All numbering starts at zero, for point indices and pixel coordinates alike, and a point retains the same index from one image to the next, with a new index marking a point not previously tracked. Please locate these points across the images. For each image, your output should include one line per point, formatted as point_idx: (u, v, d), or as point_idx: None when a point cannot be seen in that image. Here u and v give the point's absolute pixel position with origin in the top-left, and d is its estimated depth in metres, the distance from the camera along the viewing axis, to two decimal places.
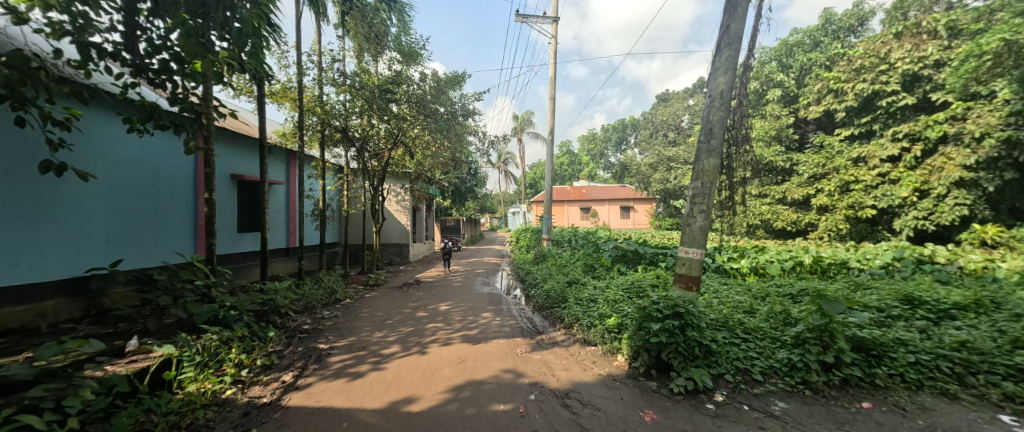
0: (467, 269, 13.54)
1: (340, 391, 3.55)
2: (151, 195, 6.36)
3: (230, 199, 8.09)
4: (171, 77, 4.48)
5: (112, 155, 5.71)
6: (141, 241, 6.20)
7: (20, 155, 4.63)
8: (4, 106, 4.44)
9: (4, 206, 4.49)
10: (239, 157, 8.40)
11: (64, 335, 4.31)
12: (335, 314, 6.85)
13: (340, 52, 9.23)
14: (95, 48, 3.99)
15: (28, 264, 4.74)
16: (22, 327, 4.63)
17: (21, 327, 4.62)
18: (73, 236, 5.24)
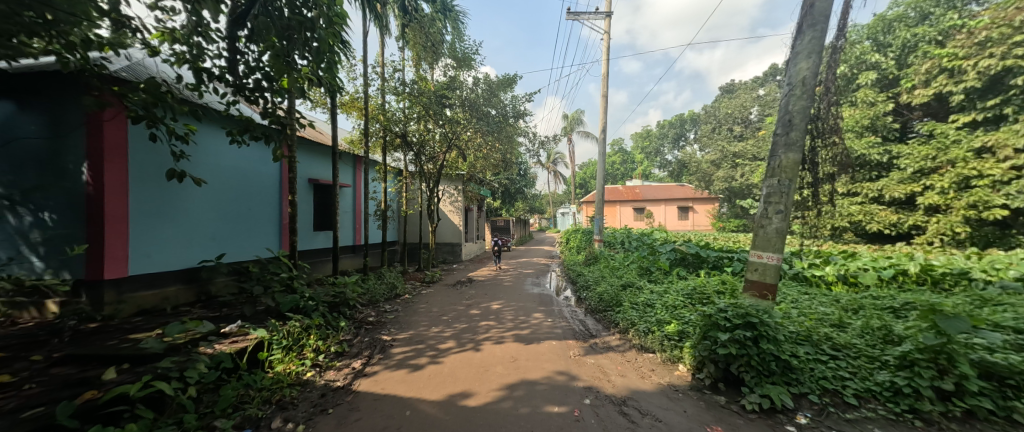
0: (518, 269, 13.67)
1: (403, 381, 3.78)
2: (246, 198, 7.29)
3: (307, 201, 8.97)
4: (263, 94, 5.11)
5: (217, 163, 6.65)
6: (239, 238, 7.13)
7: (151, 164, 5.57)
8: (141, 125, 5.38)
9: (140, 207, 5.43)
10: (314, 163, 9.28)
11: (183, 316, 5.11)
12: (396, 308, 7.30)
13: (400, 62, 9.83)
14: (207, 72, 4.68)
15: (157, 256, 5.68)
16: (153, 308, 5.58)
17: (152, 307, 5.56)
18: (188, 233, 6.17)
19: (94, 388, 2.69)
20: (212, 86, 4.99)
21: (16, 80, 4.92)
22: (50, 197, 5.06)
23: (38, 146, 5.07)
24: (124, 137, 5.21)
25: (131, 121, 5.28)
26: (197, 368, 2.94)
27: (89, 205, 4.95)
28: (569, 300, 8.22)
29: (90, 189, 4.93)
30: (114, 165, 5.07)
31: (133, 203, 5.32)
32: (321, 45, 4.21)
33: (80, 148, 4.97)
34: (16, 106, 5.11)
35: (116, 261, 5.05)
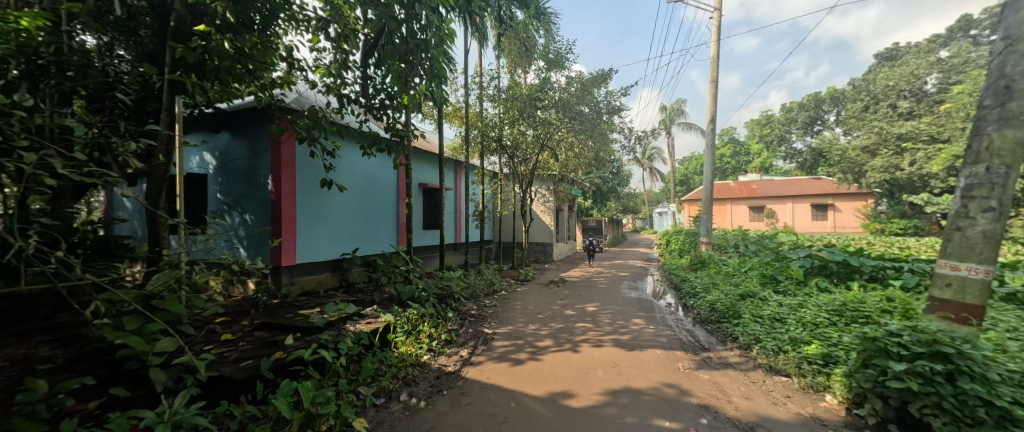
0: (613, 271, 13.10)
1: (507, 373, 3.97)
2: (374, 201, 8.55)
3: (417, 203, 10.04)
4: (387, 111, 5.92)
5: (354, 172, 7.98)
6: (369, 236, 8.41)
7: (309, 175, 6.97)
8: (304, 144, 6.79)
9: (303, 209, 6.85)
10: (422, 169, 10.33)
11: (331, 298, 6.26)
12: (494, 304, 7.69)
13: (497, 70, 10.34)
14: (347, 97, 5.64)
15: (314, 249, 7.09)
16: (311, 290, 6.94)
17: (310, 290, 6.93)
18: (333, 230, 7.51)
19: (279, 351, 3.47)
20: (350, 109, 5.98)
21: (231, 116, 6.66)
22: (249, 202, 6.72)
23: (244, 164, 6.78)
24: (293, 154, 6.63)
25: (297, 142, 6.68)
26: (345, 342, 3.55)
27: (272, 208, 6.44)
28: (673, 307, 7.53)
29: (273, 195, 6.42)
30: (286, 177, 6.50)
31: (298, 206, 6.73)
32: (432, 63, 4.69)
33: (266, 164, 6.50)
34: (230, 135, 6.90)
35: (288, 252, 6.45)
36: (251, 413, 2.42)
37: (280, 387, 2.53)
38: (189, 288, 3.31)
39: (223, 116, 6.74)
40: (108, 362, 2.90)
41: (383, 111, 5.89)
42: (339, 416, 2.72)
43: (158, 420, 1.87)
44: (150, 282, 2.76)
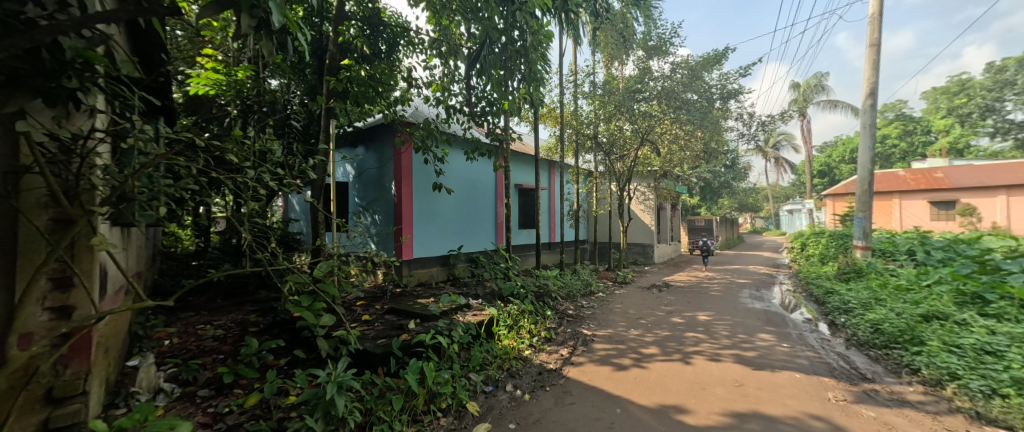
0: (729, 278, 11.49)
1: (611, 378, 3.84)
2: (474, 201, 9.14)
3: (514, 203, 10.37)
4: (488, 117, 6.25)
5: (459, 176, 8.70)
6: (472, 234, 9.07)
7: (422, 179, 7.84)
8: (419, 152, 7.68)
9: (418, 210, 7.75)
10: (519, 170, 10.63)
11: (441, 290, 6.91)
12: (592, 305, 7.48)
13: (592, 66, 10.07)
14: (453, 107, 6.15)
15: (426, 245, 7.96)
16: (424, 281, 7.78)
17: (424, 281, 7.77)
18: (440, 228, 8.29)
19: (404, 333, 3.98)
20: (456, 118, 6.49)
21: (364, 132, 7.87)
22: (377, 205, 7.89)
23: (374, 172, 7.96)
24: (410, 162, 7.55)
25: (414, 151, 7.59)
26: (456, 330, 3.89)
27: (395, 209, 7.44)
28: (813, 323, 6.23)
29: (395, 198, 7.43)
30: (404, 181, 7.43)
31: (413, 206, 7.62)
32: (530, 66, 4.79)
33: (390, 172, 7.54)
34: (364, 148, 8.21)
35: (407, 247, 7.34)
36: (389, 382, 2.83)
37: (409, 364, 2.90)
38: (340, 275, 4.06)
39: (359, 133, 8.01)
40: (290, 330, 3.73)
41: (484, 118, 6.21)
42: (455, 397, 2.99)
43: (326, 379, 2.34)
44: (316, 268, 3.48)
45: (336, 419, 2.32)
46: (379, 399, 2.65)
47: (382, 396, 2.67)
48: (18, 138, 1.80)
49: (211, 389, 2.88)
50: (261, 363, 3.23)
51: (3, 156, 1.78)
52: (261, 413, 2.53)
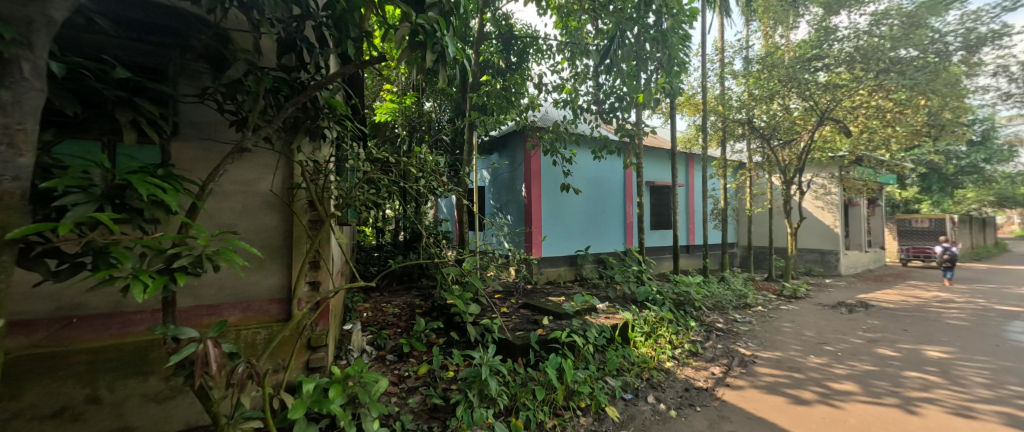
0: (981, 302, 7.98)
1: (785, 412, 3.17)
2: (602, 201, 8.82)
3: (647, 203, 9.49)
4: (618, 112, 5.67)
5: (586, 176, 8.57)
6: (599, 236, 8.76)
7: (550, 181, 8.04)
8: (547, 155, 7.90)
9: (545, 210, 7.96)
10: (652, 167, 9.72)
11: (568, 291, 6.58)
12: (750, 320, 6.28)
13: (745, 39, 8.53)
14: (583, 108, 5.93)
15: (553, 244, 8.09)
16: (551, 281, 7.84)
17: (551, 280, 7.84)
18: (567, 228, 8.31)
19: (539, 328, 4.02)
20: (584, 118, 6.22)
21: (499, 140, 8.50)
22: (510, 207, 8.45)
23: (507, 176, 8.53)
24: (538, 166, 7.83)
25: (542, 154, 7.83)
26: (591, 331, 3.62)
27: (526, 210, 7.82)
28: None
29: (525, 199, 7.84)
30: (534, 185, 7.75)
31: (542, 208, 7.88)
32: (669, 52, 4.27)
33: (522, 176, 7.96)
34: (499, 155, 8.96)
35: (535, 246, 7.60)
36: (530, 372, 3.00)
37: (549, 358, 3.01)
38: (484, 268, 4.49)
39: (495, 141, 8.78)
40: (445, 314, 4.34)
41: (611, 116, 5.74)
42: (594, 398, 2.95)
43: (480, 361, 2.63)
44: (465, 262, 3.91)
45: (488, 398, 2.59)
46: (523, 387, 2.84)
47: (525, 384, 2.85)
48: (292, 164, 2.65)
49: (395, 355, 3.60)
50: (427, 340, 3.89)
51: (286, 177, 2.65)
52: (430, 381, 3.04)
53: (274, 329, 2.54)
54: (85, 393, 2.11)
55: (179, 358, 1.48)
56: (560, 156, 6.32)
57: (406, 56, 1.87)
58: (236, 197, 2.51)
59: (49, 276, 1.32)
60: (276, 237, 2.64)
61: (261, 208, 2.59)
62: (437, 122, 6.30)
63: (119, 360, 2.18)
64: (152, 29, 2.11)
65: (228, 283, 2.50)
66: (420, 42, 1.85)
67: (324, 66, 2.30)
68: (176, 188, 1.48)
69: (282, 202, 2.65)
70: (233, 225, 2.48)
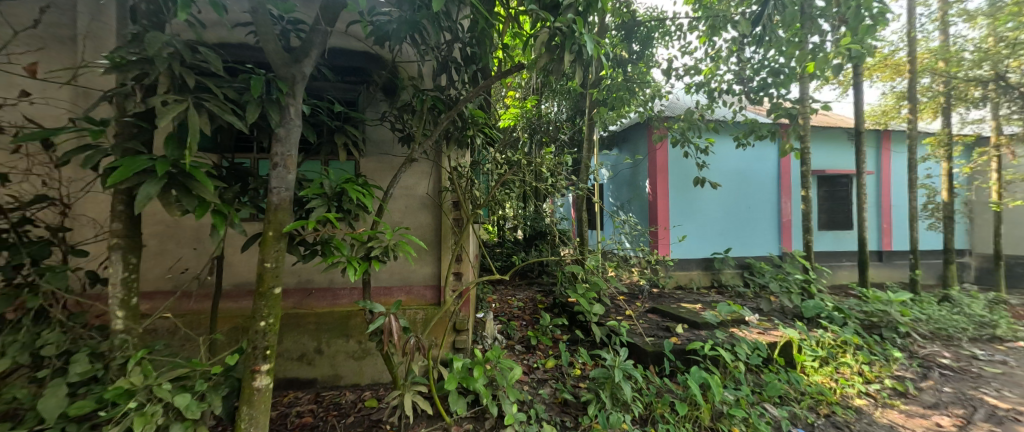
0: None
1: None
2: (758, 196, 6.35)
3: (815, 197, 7.31)
4: (772, 90, 3.80)
5: (734, 168, 6.26)
6: (749, 245, 6.31)
7: (681, 174, 6.09)
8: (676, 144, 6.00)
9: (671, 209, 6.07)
10: (822, 151, 7.29)
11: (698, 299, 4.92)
12: (1005, 360, 4.33)
13: None
14: (717, 90, 4.26)
15: (681, 252, 6.11)
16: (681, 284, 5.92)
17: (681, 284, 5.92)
18: (703, 231, 6.21)
19: (673, 336, 3.42)
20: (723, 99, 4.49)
21: (619, 134, 7.07)
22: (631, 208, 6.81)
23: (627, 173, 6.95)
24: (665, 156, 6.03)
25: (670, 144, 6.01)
26: (744, 347, 2.86)
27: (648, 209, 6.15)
28: None
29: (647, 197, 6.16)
30: (660, 180, 5.99)
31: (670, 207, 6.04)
32: None
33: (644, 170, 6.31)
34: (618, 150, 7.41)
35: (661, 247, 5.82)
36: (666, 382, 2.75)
37: (690, 371, 2.58)
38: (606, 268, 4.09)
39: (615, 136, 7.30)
40: (568, 312, 4.36)
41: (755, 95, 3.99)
42: (751, 426, 2.41)
43: (611, 362, 2.55)
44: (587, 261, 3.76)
45: (621, 403, 2.49)
46: (658, 397, 2.63)
47: (661, 395, 2.63)
48: (440, 170, 3.07)
49: (523, 346, 3.80)
50: (552, 336, 3.95)
51: (436, 181, 3.10)
52: (558, 376, 3.10)
53: (429, 311, 3.00)
54: (313, 345, 2.88)
55: (374, 325, 1.93)
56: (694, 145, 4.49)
57: (544, 60, 1.99)
58: (401, 199, 3.06)
59: (303, 258, 1.91)
60: (429, 232, 3.10)
61: (418, 208, 3.09)
62: (555, 123, 6.33)
63: (332, 323, 2.91)
64: (349, 72, 2.85)
65: (397, 270, 3.06)
66: (556, 44, 1.96)
67: (469, 80, 2.65)
68: (370, 193, 1.92)
69: (433, 203, 3.10)
70: (399, 223, 3.02)
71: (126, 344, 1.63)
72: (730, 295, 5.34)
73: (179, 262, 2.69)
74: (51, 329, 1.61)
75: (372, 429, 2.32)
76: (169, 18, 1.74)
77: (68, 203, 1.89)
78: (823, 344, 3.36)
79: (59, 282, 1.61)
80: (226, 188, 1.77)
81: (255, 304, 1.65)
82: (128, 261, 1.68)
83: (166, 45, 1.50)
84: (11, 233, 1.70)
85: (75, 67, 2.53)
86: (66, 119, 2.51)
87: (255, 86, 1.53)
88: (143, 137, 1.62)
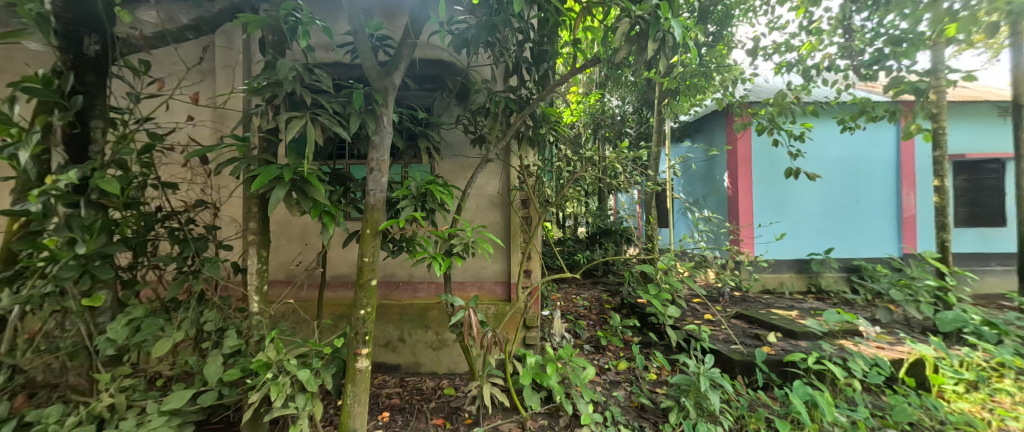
0: None
1: None
2: (869, 187, 5.42)
3: (950, 187, 6.01)
4: (889, 63, 2.95)
5: (837, 156, 5.40)
6: (858, 244, 5.41)
7: (770, 165, 5.39)
8: (763, 131, 5.32)
9: (757, 204, 5.39)
10: (961, 130, 5.91)
11: (791, 306, 4.31)
12: None
13: None
14: (815, 67, 3.50)
15: (773, 252, 5.38)
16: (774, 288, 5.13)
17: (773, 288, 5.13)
18: (798, 229, 5.43)
19: (764, 345, 3.09)
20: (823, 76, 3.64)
21: (691, 124, 6.48)
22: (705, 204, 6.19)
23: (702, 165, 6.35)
24: (750, 145, 5.37)
25: (755, 132, 5.35)
26: (859, 361, 2.43)
27: (729, 204, 5.55)
28: None
29: (729, 191, 5.53)
30: (743, 172, 5.36)
31: (755, 202, 5.39)
32: None
33: (722, 161, 5.71)
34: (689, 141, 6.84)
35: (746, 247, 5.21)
36: (760, 395, 2.50)
37: (792, 386, 2.25)
38: (681, 269, 3.78)
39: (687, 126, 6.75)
40: (639, 313, 4.16)
41: (865, 70, 3.09)
42: None
43: (695, 369, 2.38)
44: (660, 260, 3.54)
45: (708, 414, 2.32)
46: (750, 410, 2.40)
47: (753, 408, 2.39)
48: (509, 169, 3.14)
49: (592, 346, 3.71)
50: (623, 338, 3.80)
51: (505, 180, 3.17)
52: (632, 379, 2.99)
53: (500, 307, 3.09)
54: (396, 334, 3.14)
55: (456, 317, 2.05)
56: (786, 133, 3.66)
57: (624, 50, 2.00)
58: (473, 199, 3.19)
59: (392, 253, 2.10)
60: (499, 230, 3.19)
61: (489, 207, 3.20)
62: (619, 116, 6.04)
63: (414, 314, 3.15)
64: (427, 79, 3.03)
65: (470, 266, 3.21)
66: (638, 34, 1.96)
67: (539, 79, 2.70)
68: (450, 193, 2.03)
69: (503, 201, 3.18)
70: (471, 221, 3.15)
71: (260, 323, 1.94)
72: (833, 302, 4.64)
73: (290, 256, 3.13)
74: (209, 308, 1.98)
75: (453, 415, 2.47)
76: (290, 46, 2.04)
77: (216, 206, 2.31)
78: (970, 365, 2.74)
79: (214, 270, 1.97)
80: (331, 191, 2.01)
81: (356, 294, 1.84)
82: (261, 254, 2.00)
83: (291, 69, 1.77)
84: (180, 230, 2.12)
85: (218, 94, 3.07)
86: (213, 136, 3.08)
87: (357, 99, 1.72)
88: (270, 149, 1.91)
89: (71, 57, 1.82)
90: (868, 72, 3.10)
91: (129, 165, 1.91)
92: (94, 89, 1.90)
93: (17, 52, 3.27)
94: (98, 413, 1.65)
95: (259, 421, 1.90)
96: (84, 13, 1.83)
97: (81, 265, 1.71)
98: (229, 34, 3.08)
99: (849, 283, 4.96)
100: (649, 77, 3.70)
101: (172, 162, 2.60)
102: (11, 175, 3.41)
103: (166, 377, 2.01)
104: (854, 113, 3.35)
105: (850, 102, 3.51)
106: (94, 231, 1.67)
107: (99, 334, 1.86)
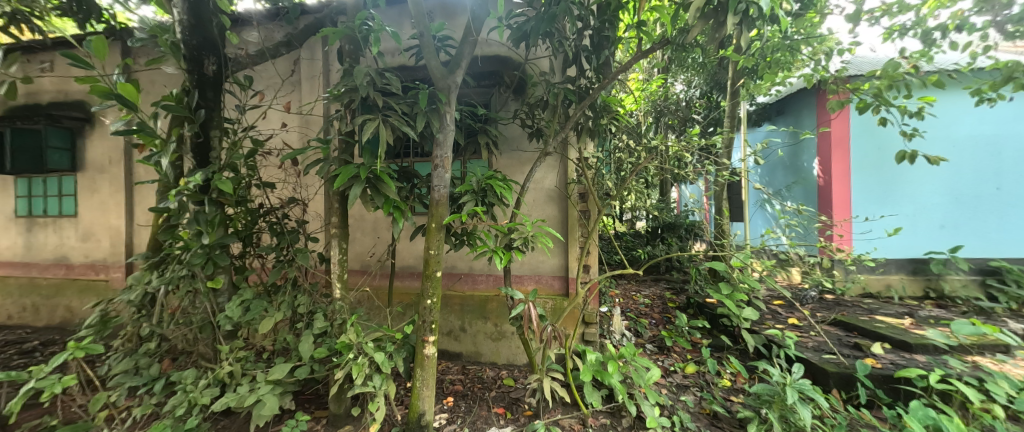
0: None
1: None
2: (1018, 172, 4.37)
3: None
4: None
5: (970, 133, 4.44)
6: (997, 241, 4.44)
7: (875, 148, 4.62)
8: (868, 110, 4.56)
9: (859, 194, 4.66)
10: None
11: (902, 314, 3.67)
12: None
13: None
14: (939, 29, 2.86)
15: (880, 250, 4.60)
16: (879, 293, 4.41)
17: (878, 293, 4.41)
18: (913, 222, 4.59)
19: (867, 357, 2.69)
20: (951, 37, 2.96)
21: (773, 105, 5.77)
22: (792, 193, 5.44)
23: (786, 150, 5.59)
24: (848, 126, 4.64)
25: (856, 110, 4.61)
26: (1003, 384, 1.97)
27: (819, 195, 4.86)
28: None
29: (820, 181, 4.84)
30: (840, 157, 4.66)
31: (855, 192, 4.66)
32: None
33: (812, 146, 5.00)
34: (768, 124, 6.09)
35: (844, 244, 4.52)
36: (863, 414, 2.17)
37: (908, 406, 1.91)
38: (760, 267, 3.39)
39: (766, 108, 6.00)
40: (708, 313, 3.84)
41: (1014, 26, 2.44)
42: None
43: (780, 379, 2.14)
44: (734, 258, 3.19)
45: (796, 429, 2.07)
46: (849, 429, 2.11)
47: (854, 428, 2.09)
48: (567, 162, 3.10)
49: (655, 346, 3.51)
50: (691, 340, 3.54)
51: (563, 173, 3.13)
52: (702, 384, 2.79)
53: (558, 301, 3.08)
54: (458, 323, 3.28)
55: (516, 311, 2.05)
56: (897, 111, 3.03)
57: (698, 27, 1.85)
58: (531, 193, 3.19)
59: (454, 246, 2.21)
60: (557, 224, 3.16)
61: (546, 201, 3.18)
62: (685, 102, 5.59)
63: (474, 305, 3.27)
64: (485, 76, 2.99)
65: (527, 260, 3.23)
66: (714, 8, 1.81)
67: (600, 66, 2.61)
68: (510, 187, 2.06)
69: (560, 195, 3.14)
70: (529, 215, 3.16)
71: (342, 308, 2.16)
72: (962, 310, 3.87)
73: (365, 247, 3.42)
74: (302, 293, 2.25)
75: (513, 406, 2.52)
76: (362, 53, 2.22)
77: (305, 203, 2.59)
78: None
79: (305, 259, 2.23)
80: (401, 188, 2.16)
81: (424, 284, 1.95)
82: (342, 246, 2.22)
83: (366, 75, 1.93)
84: (278, 225, 2.42)
85: (303, 103, 3.44)
86: (301, 139, 3.47)
87: (424, 99, 1.82)
88: (349, 150, 2.10)
89: (196, 76, 2.15)
90: (1018, 28, 2.44)
91: (239, 167, 2.23)
92: (213, 103, 2.22)
93: (156, 75, 3.96)
94: (222, 378, 1.95)
95: (343, 396, 2.11)
96: (204, 39, 2.17)
97: (206, 254, 2.05)
98: (313, 47, 3.41)
99: (985, 289, 4.05)
100: (720, 57, 3.35)
101: (271, 165, 2.98)
102: (154, 178, 4.18)
103: (270, 351, 2.32)
104: (998, 79, 2.65)
105: (988, 68, 2.81)
106: (214, 224, 1.98)
107: (219, 311, 2.21)
